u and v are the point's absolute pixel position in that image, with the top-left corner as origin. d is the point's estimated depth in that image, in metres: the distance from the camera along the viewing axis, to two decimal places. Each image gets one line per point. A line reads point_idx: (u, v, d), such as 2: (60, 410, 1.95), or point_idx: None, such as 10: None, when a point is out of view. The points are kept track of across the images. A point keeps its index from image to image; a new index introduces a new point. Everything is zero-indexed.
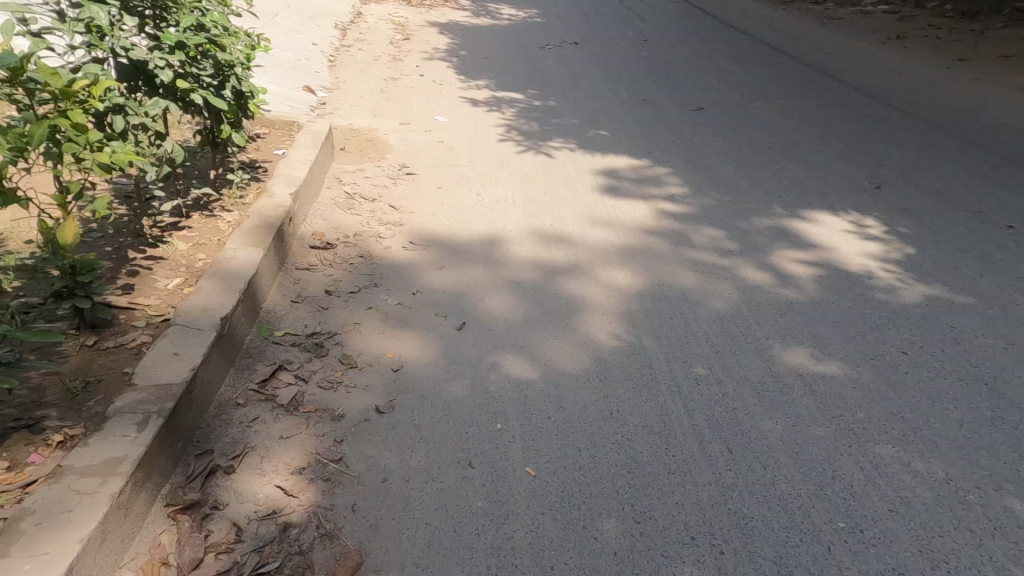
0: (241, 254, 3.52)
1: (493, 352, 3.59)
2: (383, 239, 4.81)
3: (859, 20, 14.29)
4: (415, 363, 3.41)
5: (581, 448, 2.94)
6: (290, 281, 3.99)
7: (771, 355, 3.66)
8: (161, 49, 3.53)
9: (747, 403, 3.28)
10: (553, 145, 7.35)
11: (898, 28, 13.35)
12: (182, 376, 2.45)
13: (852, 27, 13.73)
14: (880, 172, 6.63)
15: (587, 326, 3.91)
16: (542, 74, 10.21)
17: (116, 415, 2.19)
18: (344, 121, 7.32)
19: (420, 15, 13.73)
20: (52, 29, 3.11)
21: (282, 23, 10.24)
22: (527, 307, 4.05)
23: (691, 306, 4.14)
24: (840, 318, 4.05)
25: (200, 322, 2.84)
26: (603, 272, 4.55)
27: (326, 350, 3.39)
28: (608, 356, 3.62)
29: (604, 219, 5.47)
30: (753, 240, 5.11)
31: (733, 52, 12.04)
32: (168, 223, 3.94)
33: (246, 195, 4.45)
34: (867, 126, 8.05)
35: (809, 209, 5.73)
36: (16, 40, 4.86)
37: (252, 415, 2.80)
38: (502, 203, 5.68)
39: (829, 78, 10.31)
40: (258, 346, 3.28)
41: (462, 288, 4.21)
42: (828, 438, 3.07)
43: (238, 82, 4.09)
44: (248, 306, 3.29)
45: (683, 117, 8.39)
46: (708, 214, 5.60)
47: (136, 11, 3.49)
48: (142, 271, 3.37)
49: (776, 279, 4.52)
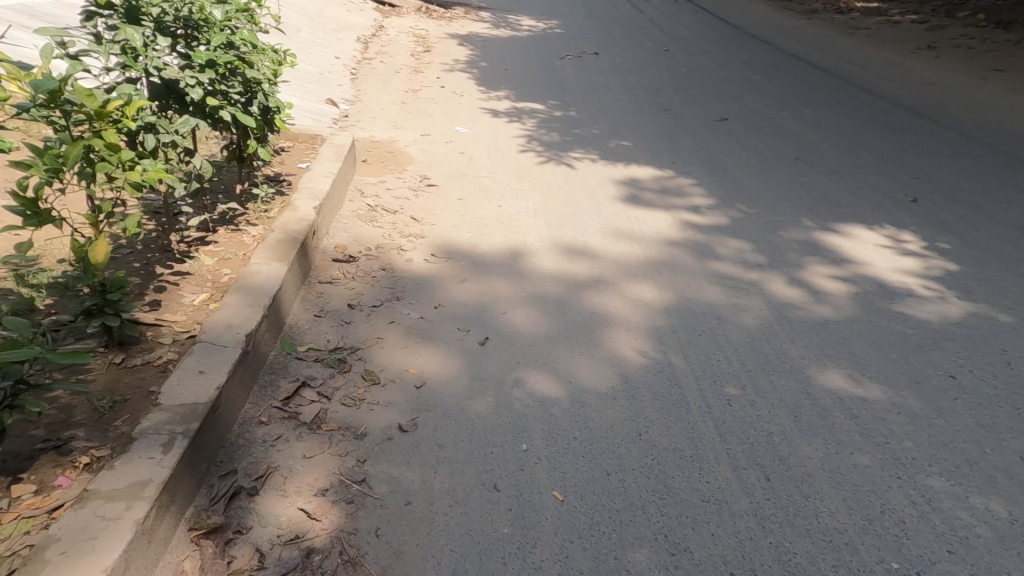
0: (265, 269, 3.53)
1: (517, 368, 3.52)
2: (405, 252, 4.80)
3: (887, 30, 14.03)
4: (437, 379, 3.36)
5: (610, 472, 2.85)
6: (312, 295, 3.99)
7: (807, 376, 3.53)
8: (192, 68, 3.58)
9: (783, 427, 3.16)
10: (574, 155, 7.31)
11: (929, 38, 13.06)
12: (206, 395, 2.44)
13: (880, 37, 13.47)
14: (915, 185, 6.43)
15: (613, 341, 3.82)
16: (562, 85, 10.19)
17: (142, 436, 2.17)
18: (366, 134, 7.39)
19: (441, 27, 13.88)
20: (89, 51, 3.15)
21: (306, 38, 10.42)
22: (550, 322, 3.98)
23: (721, 323, 4.02)
24: (879, 337, 3.90)
25: (225, 339, 2.84)
26: (628, 286, 4.46)
27: (348, 365, 3.37)
28: (635, 374, 3.53)
29: (628, 232, 5.39)
30: (783, 254, 4.97)
31: (757, 62, 11.90)
32: (195, 238, 3.97)
33: (271, 209, 4.49)
34: (899, 138, 7.84)
35: (842, 222, 5.56)
36: (54, 62, 5.03)
37: (275, 433, 2.77)
38: (522, 215, 5.64)
39: (857, 88, 10.11)
40: (281, 361, 3.27)
41: (484, 302, 4.16)
42: (873, 467, 2.93)
43: (265, 98, 4.14)
44: (272, 321, 3.29)
45: (706, 128, 8.28)
46: (735, 226, 5.47)
47: (169, 31, 3.53)
48: (169, 287, 3.39)
49: (809, 296, 4.38)
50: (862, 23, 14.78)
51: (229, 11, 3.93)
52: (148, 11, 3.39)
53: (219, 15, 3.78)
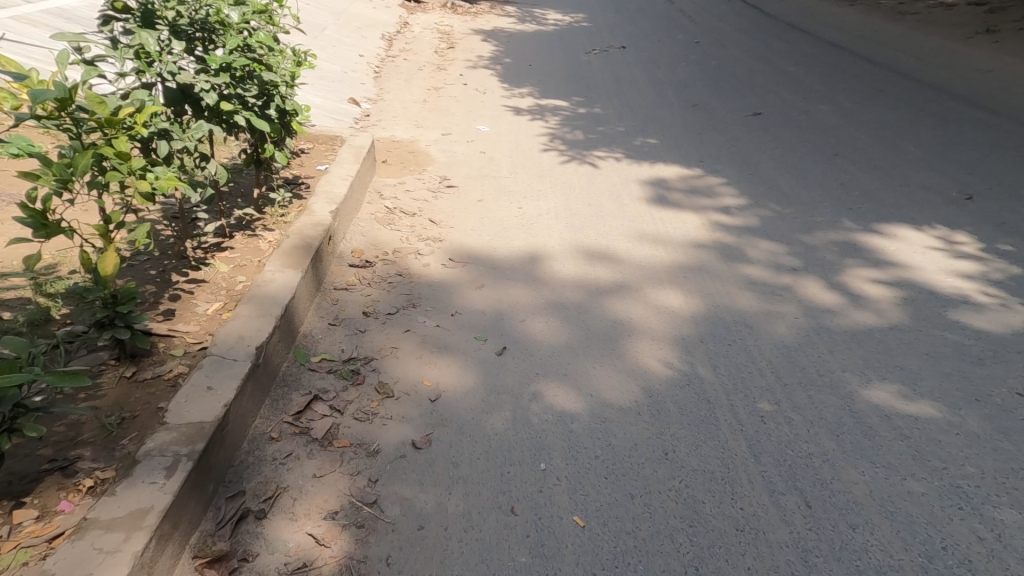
0: (279, 278, 3.44)
1: (536, 381, 3.37)
2: (422, 256, 4.69)
3: (938, 14, 13.27)
4: (453, 393, 3.25)
5: (634, 496, 2.68)
6: (327, 303, 3.91)
7: (851, 391, 3.29)
8: (207, 72, 3.41)
9: (825, 448, 2.93)
10: (599, 154, 7.09)
11: (985, 22, 12.28)
12: (214, 414, 2.34)
13: (930, 23, 12.76)
14: (966, 183, 6.04)
15: (636, 352, 3.63)
16: (587, 80, 9.96)
17: (146, 458, 2.08)
18: (387, 133, 7.31)
19: (466, 22, 13.75)
20: (104, 56, 2.95)
21: (330, 36, 10.41)
22: (572, 331, 3.81)
23: (755, 332, 3.80)
24: (929, 349, 3.63)
25: (235, 352, 2.74)
26: (653, 292, 4.26)
27: (361, 376, 3.27)
28: (660, 387, 3.34)
29: (654, 234, 5.17)
30: (820, 258, 4.69)
31: (792, 53, 11.46)
32: (211, 243, 3.89)
33: (287, 213, 4.41)
34: (950, 130, 7.40)
35: (887, 223, 5.24)
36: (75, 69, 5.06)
37: (286, 451, 2.68)
38: (543, 217, 5.47)
39: (898, 78, 9.61)
40: (294, 373, 3.19)
41: (501, 310, 4.03)
42: (929, 496, 2.71)
43: (282, 101, 4.01)
44: (285, 331, 3.20)
45: (737, 123, 7.97)
46: (768, 227, 5.20)
47: (185, 34, 3.34)
48: (184, 296, 3.28)
49: (850, 302, 4.12)
50: (903, 9, 14.09)
51: (245, 13, 3.76)
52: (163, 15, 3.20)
53: (236, 17, 3.60)
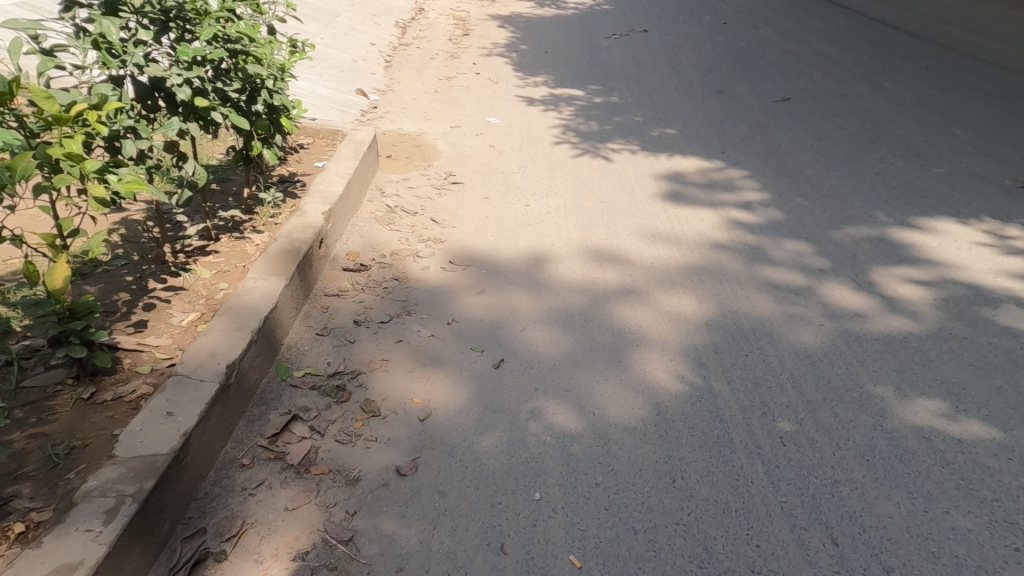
0: (259, 286, 3.15)
1: (535, 397, 3.13)
2: (421, 258, 4.45)
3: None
4: (445, 410, 3.02)
5: (637, 531, 2.41)
6: (316, 310, 3.68)
7: (884, 407, 2.95)
8: (181, 64, 3.06)
9: (855, 474, 2.61)
10: (613, 146, 6.76)
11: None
12: (170, 444, 2.15)
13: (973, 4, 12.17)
14: (1006, 182, 5.71)
15: (643, 364, 3.38)
16: (604, 67, 9.59)
17: (85, 500, 1.92)
18: (394, 126, 7.08)
19: (482, 8, 13.38)
20: (63, 46, 2.64)
21: (343, 24, 10.19)
22: (576, 341, 3.59)
23: (775, 340, 3.50)
24: (975, 360, 3.27)
25: (203, 371, 2.51)
26: (663, 296, 4.04)
27: (347, 393, 3.05)
28: (669, 403, 3.07)
29: (669, 233, 4.92)
30: (851, 254, 4.46)
31: (829, 33, 11.00)
32: (195, 247, 3.56)
33: (279, 215, 4.04)
34: (1006, 112, 7.31)
35: (926, 216, 5.08)
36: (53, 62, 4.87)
37: (257, 479, 2.49)
38: (552, 214, 5.20)
39: (935, 65, 9.09)
40: (274, 390, 2.97)
41: (501, 317, 3.81)
42: (979, 533, 2.38)
43: (270, 96, 3.64)
44: (264, 344, 2.98)
45: (763, 110, 7.58)
46: (793, 223, 5.00)
47: (156, 21, 3.00)
48: (159, 305, 3.01)
49: (883, 306, 3.79)
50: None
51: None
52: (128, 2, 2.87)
53: (216, 4, 3.24)
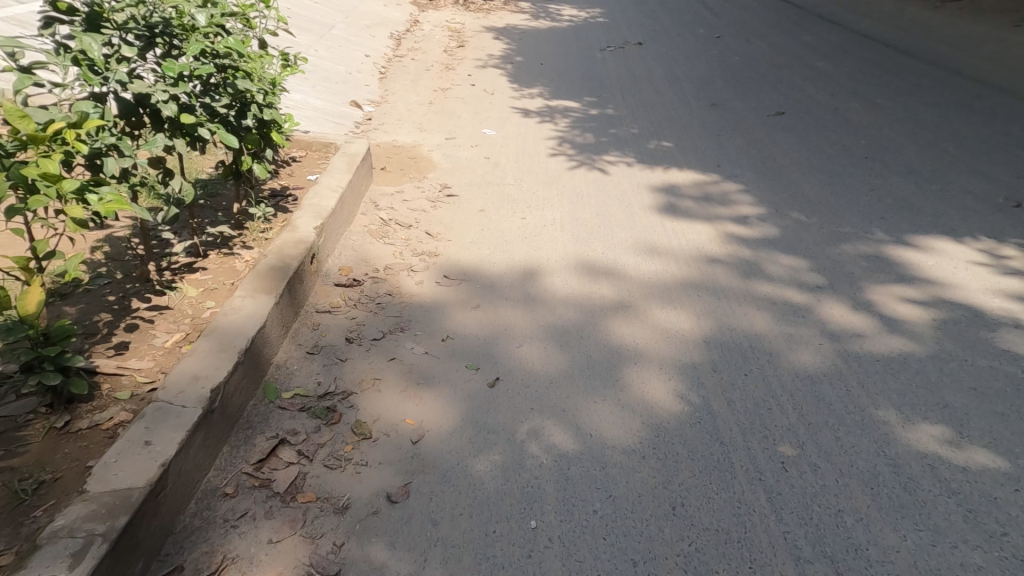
0: (247, 305, 3.07)
1: (531, 418, 3.06)
2: (415, 273, 4.38)
3: (971, 15, 12.84)
4: (439, 432, 2.95)
5: (637, 563, 2.32)
6: (307, 327, 3.60)
7: (888, 432, 2.89)
8: (167, 81, 3.00)
9: (859, 503, 2.54)
10: (609, 159, 6.74)
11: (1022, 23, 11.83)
12: (146, 477, 2.07)
13: (960, 23, 12.37)
14: (1000, 200, 5.73)
15: (641, 383, 3.33)
16: (599, 79, 9.62)
17: (51, 542, 1.83)
18: (389, 137, 7.04)
19: (478, 20, 13.44)
20: (42, 63, 2.58)
21: (338, 35, 10.18)
22: (572, 359, 3.53)
23: (774, 359, 3.46)
24: (977, 383, 3.22)
25: (185, 397, 2.43)
26: (660, 312, 3.99)
27: (337, 415, 2.97)
28: (667, 423, 3.00)
29: (665, 247, 4.89)
30: (847, 272, 4.46)
31: (822, 48, 11.11)
32: (182, 264, 3.47)
33: (270, 229, 3.96)
34: (998, 130, 7.37)
35: (922, 233, 5.08)
36: (41, 73, 4.79)
37: (240, 510, 2.40)
38: (548, 228, 5.15)
39: (926, 81, 9.17)
40: (261, 413, 2.88)
41: (496, 333, 3.75)
42: (988, 569, 2.31)
43: (261, 110, 3.56)
44: (252, 365, 2.90)
45: (758, 123, 7.60)
46: (789, 239, 4.98)
47: (141, 37, 2.94)
48: (142, 325, 2.93)
49: (881, 325, 3.79)
50: (934, 9, 13.62)
51: (215, 14, 3.34)
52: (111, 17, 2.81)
53: (203, 20, 3.18)
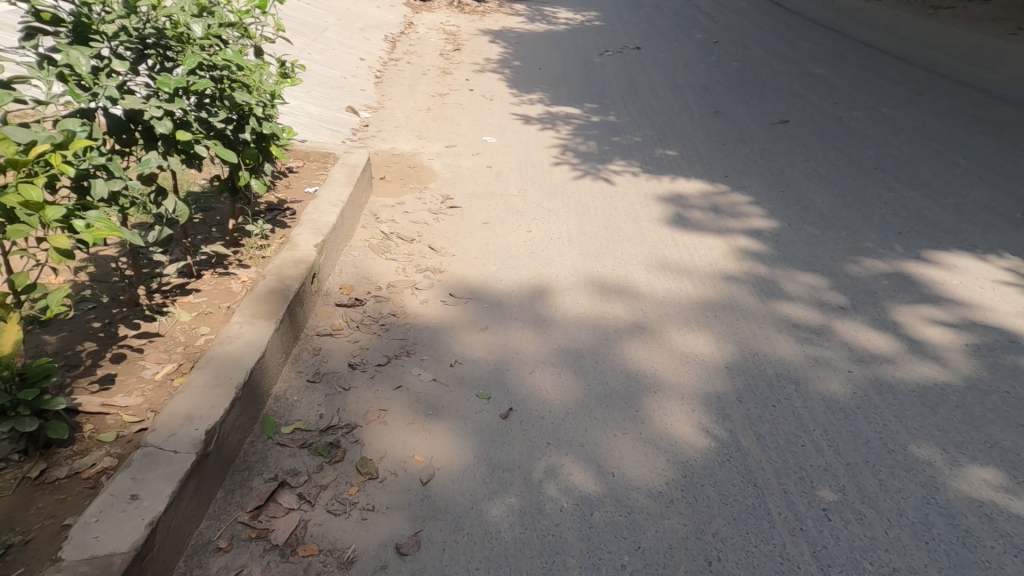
0: (245, 333, 2.85)
1: (548, 454, 2.87)
2: (419, 291, 4.18)
3: (967, 23, 12.86)
4: (450, 471, 2.75)
5: None
6: (307, 353, 3.39)
7: (935, 476, 2.71)
8: (161, 96, 2.79)
9: (914, 561, 2.36)
10: (614, 168, 6.57)
11: (1018, 32, 11.85)
12: (131, 539, 1.86)
13: (958, 31, 12.35)
14: (1016, 215, 5.59)
15: (662, 415, 3.14)
16: (600, 85, 9.45)
17: None
18: (386, 145, 6.85)
19: (474, 23, 13.28)
20: (24, 78, 2.38)
21: (332, 38, 9.99)
22: (588, 386, 3.34)
23: (801, 389, 3.29)
24: (1020, 419, 3.06)
25: (177, 441, 2.22)
26: (678, 335, 3.81)
27: (340, 452, 2.77)
28: (694, 461, 2.82)
29: (677, 263, 4.71)
30: (869, 292, 4.29)
31: (823, 55, 11.01)
32: (174, 286, 3.26)
33: (267, 246, 3.75)
34: (1007, 141, 7.27)
35: (941, 250, 4.92)
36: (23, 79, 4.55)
37: (235, 567, 2.22)
38: (555, 242, 4.96)
39: (929, 90, 9.08)
40: (258, 451, 2.69)
41: (506, 358, 3.55)
42: None
43: (259, 124, 3.35)
44: (249, 400, 2.68)
45: (764, 132, 7.45)
46: (805, 255, 4.81)
47: (133, 49, 2.74)
48: (130, 355, 2.72)
49: (909, 350, 3.63)
50: (928, 17, 13.61)
51: (212, 25, 3.15)
52: (101, 29, 2.61)
53: (200, 30, 2.98)
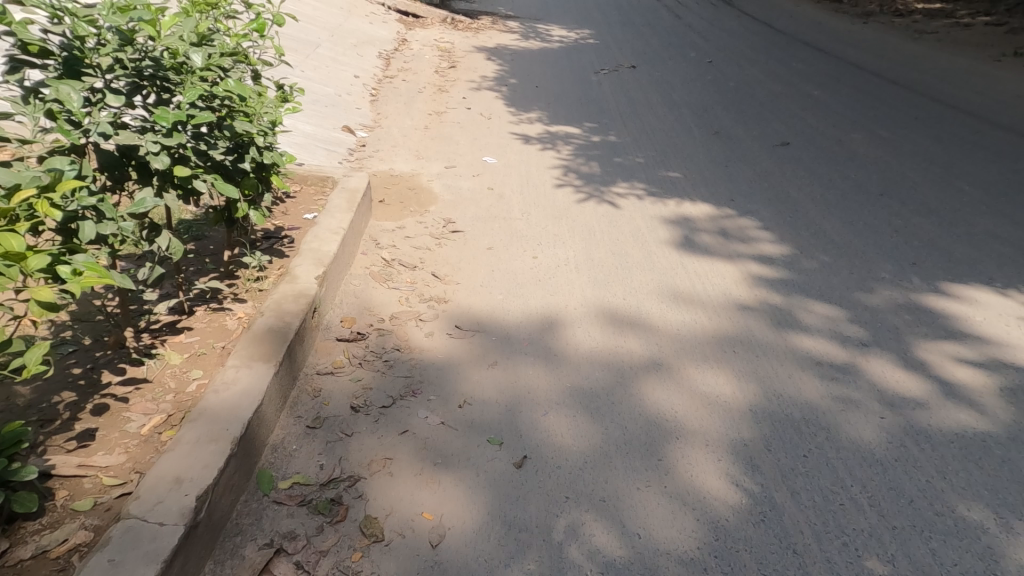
0: (242, 378, 2.63)
1: (567, 511, 2.67)
2: (423, 323, 3.97)
3: (953, 47, 13.05)
4: (462, 531, 2.54)
5: None
6: (307, 395, 3.17)
7: (990, 544, 2.58)
8: (157, 130, 2.61)
9: None
10: (618, 190, 6.41)
11: (1003, 58, 12.05)
12: None
13: (946, 54, 12.51)
14: None
15: (687, 465, 2.94)
16: (599, 104, 9.36)
17: None
18: (384, 165, 6.68)
19: (468, 40, 13.26)
20: (10, 114, 2.20)
21: (325, 55, 9.87)
22: (606, 431, 3.13)
23: (832, 436, 3.11)
24: None
25: (164, 510, 2.00)
26: (696, 373, 3.61)
27: (342, 510, 2.55)
28: (726, 522, 2.65)
29: (689, 293, 4.52)
30: (891, 326, 4.13)
31: (819, 76, 11.04)
32: (164, 324, 3.04)
33: (265, 279, 3.54)
34: (1008, 166, 7.25)
35: (959, 282, 4.80)
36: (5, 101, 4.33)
37: None
38: (562, 269, 4.78)
39: (925, 114, 9.09)
40: (253, 511, 2.47)
41: (517, 398, 3.34)
42: None
43: (260, 154, 3.16)
44: (245, 455, 2.46)
45: (767, 154, 7.36)
46: (820, 284, 4.65)
47: (127, 81, 2.56)
48: (113, 406, 2.49)
49: (941, 393, 3.46)
50: (914, 39, 13.83)
51: (212, 54, 2.98)
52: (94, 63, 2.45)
53: (200, 60, 2.80)
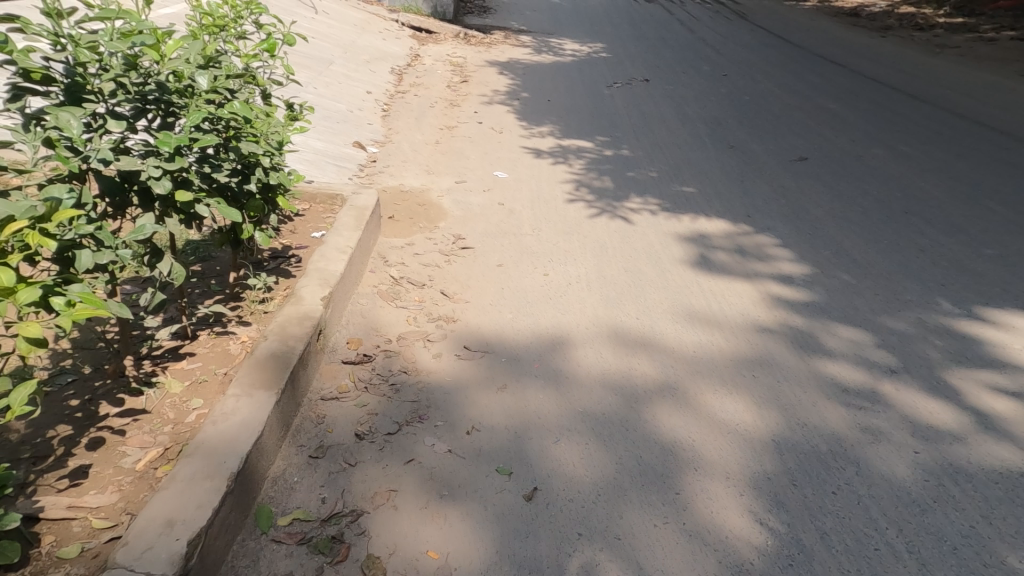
0: (242, 408, 2.53)
1: (580, 550, 2.51)
2: (431, 344, 3.86)
3: (972, 61, 12.85)
4: (469, 572, 2.41)
5: None
6: (310, 422, 3.06)
7: None
8: (160, 154, 2.56)
9: None
10: (631, 206, 6.28)
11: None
12: None
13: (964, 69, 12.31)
14: None
15: (707, 501, 2.78)
16: (611, 118, 9.27)
17: None
18: (394, 181, 6.63)
19: (480, 54, 13.30)
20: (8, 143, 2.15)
21: (338, 71, 9.93)
22: (619, 460, 2.98)
23: (863, 472, 2.92)
24: None
25: (153, 556, 1.89)
26: (715, 400, 3.44)
27: (343, 549, 2.43)
28: (750, 567, 2.49)
29: (706, 313, 4.36)
30: (921, 352, 3.93)
31: (836, 90, 10.87)
32: (166, 349, 2.96)
33: (270, 300, 3.46)
34: None
35: (991, 305, 4.59)
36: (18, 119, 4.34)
37: None
38: (574, 287, 4.65)
39: (946, 129, 8.89)
40: (251, 551, 2.36)
41: (526, 424, 3.19)
42: None
43: (266, 175, 3.09)
44: (242, 492, 2.34)
45: (784, 169, 7.20)
46: (844, 305, 4.47)
47: (131, 106, 2.52)
48: (108, 440, 2.41)
49: (979, 427, 3.26)
50: (931, 53, 13.64)
51: (219, 75, 2.93)
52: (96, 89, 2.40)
53: (206, 83, 2.76)
